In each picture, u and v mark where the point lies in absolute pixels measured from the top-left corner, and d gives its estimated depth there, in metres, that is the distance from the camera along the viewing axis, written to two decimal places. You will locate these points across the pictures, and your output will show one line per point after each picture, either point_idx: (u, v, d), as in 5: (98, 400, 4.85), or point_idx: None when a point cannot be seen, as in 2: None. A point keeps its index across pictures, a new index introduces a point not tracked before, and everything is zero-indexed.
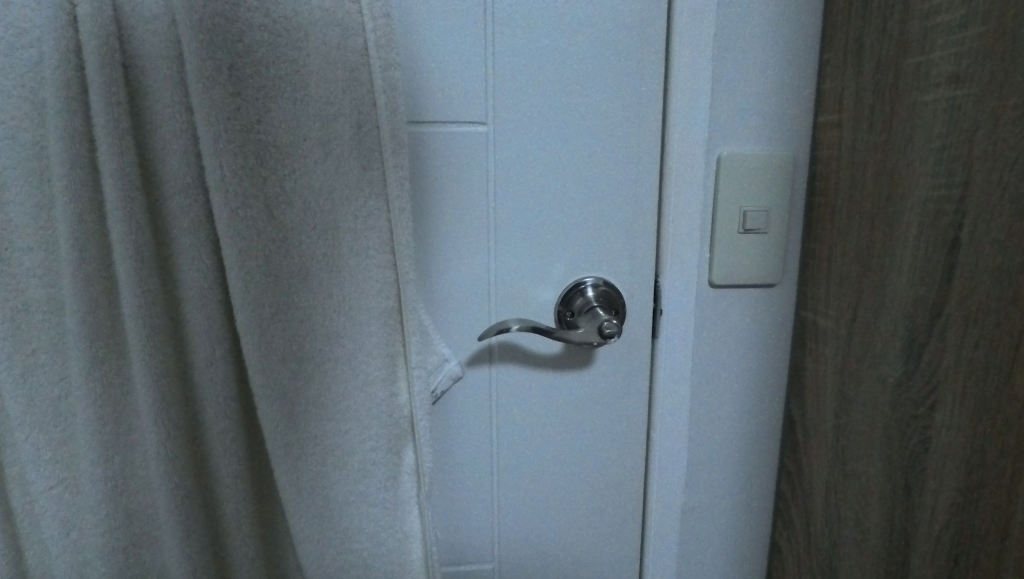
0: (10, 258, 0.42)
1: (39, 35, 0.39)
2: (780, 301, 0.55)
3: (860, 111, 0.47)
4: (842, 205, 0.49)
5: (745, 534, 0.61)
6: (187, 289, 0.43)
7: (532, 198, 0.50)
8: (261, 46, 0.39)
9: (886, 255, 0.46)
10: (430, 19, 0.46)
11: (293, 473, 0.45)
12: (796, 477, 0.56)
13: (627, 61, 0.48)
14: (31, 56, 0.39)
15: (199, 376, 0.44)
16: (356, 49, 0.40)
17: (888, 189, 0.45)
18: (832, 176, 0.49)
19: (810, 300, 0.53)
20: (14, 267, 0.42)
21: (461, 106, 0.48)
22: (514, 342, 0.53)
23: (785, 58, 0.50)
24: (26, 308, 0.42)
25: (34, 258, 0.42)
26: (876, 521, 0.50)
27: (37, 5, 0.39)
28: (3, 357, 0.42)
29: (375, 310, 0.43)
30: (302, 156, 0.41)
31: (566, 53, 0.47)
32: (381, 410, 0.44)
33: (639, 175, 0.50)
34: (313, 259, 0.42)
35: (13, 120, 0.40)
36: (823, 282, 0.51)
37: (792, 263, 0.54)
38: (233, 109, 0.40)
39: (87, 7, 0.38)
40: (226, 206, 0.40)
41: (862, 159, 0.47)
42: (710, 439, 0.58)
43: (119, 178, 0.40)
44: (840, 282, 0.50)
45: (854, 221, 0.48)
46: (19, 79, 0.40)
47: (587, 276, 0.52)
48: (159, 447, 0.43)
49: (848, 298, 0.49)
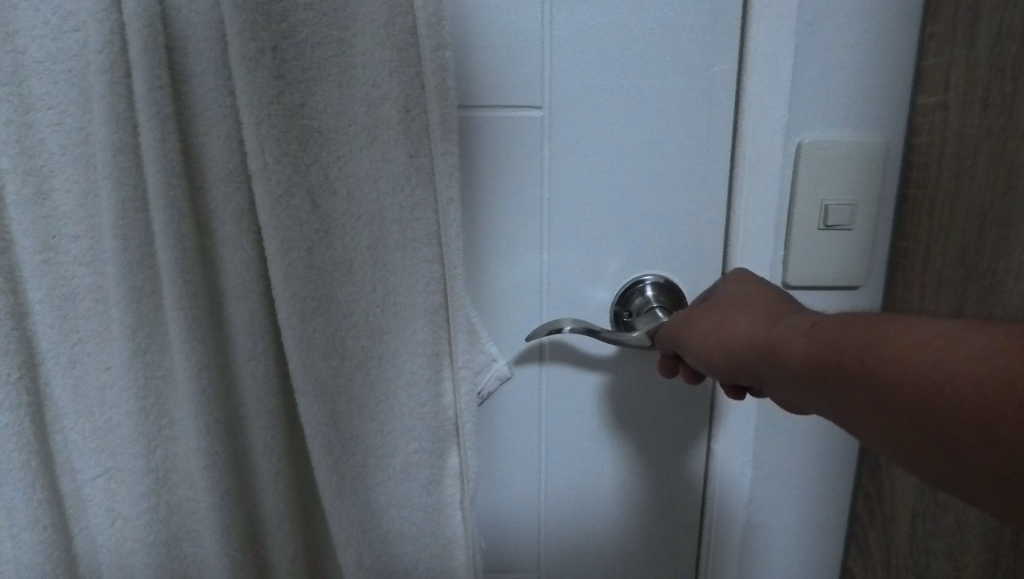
0: (56, 246, 0.41)
1: (84, 17, 0.38)
2: (862, 304, 0.50)
3: (966, 96, 0.42)
4: (943, 198, 0.44)
5: (811, 553, 0.57)
6: (229, 280, 0.41)
7: (589, 189, 0.47)
8: (306, 25, 0.38)
9: (999, 256, 0.42)
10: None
11: (334, 474, 0.43)
12: (875, 499, 0.52)
13: (697, 41, 0.44)
14: (77, 40, 0.39)
15: (240, 370, 0.43)
16: (405, 28, 0.37)
17: (1005, 181, 0.41)
18: (931, 166, 0.45)
19: (899, 304, 0.49)
20: (60, 255, 0.41)
21: (516, 90, 0.45)
22: (568, 341, 0.50)
23: (876, 33, 0.45)
24: (73, 297, 0.42)
25: (80, 246, 0.41)
26: (975, 547, 0.46)
27: None
28: (53, 345, 0.42)
29: (420, 305, 0.41)
30: (348, 142, 0.39)
31: (630, 31, 0.44)
32: (425, 410, 0.42)
33: (707, 164, 0.46)
34: (357, 250, 0.40)
35: (60, 105, 0.39)
36: (917, 287, 0.47)
37: (878, 263, 0.49)
38: (277, 92, 0.38)
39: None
40: (270, 195, 0.39)
41: (972, 147, 0.42)
42: (778, 453, 0.53)
43: (162, 165, 0.38)
44: (936, 285, 0.46)
45: (959, 217, 0.44)
46: (66, 63, 0.39)
47: (647, 274, 0.48)
48: (200, 441, 0.42)
49: (949, 305, 0.45)
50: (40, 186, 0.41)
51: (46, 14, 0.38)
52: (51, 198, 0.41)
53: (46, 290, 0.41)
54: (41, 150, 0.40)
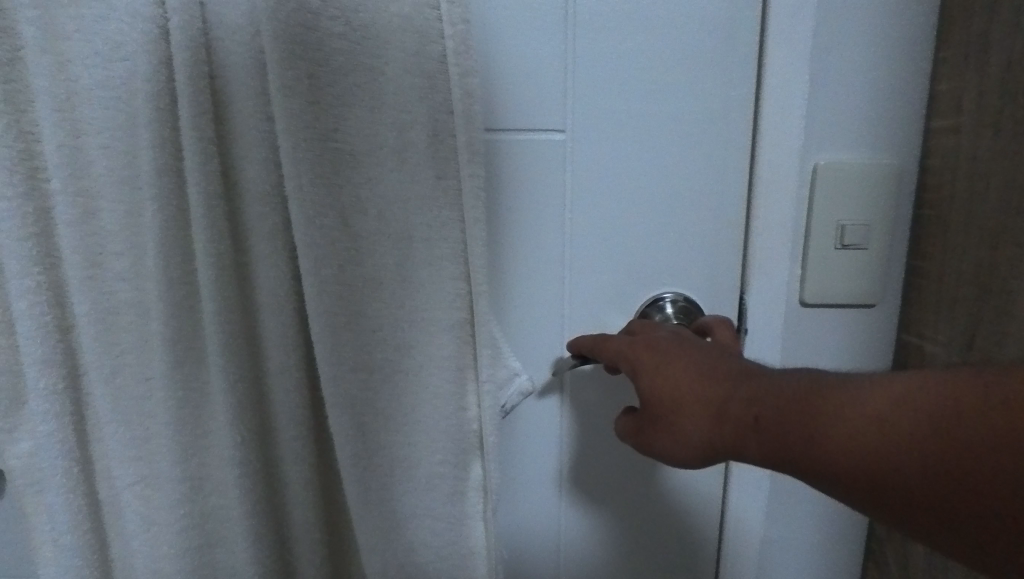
0: (101, 262, 0.43)
1: (131, 46, 0.40)
2: (877, 321, 0.51)
3: (980, 120, 0.43)
4: (957, 219, 0.45)
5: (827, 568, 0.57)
6: (263, 294, 0.43)
7: (609, 209, 0.48)
8: (340, 54, 0.39)
9: (1011, 276, 0.43)
10: (508, 25, 0.45)
11: (361, 484, 0.44)
12: None
13: (714, 66, 0.45)
14: (125, 68, 0.41)
15: (272, 382, 0.44)
16: (435, 56, 0.39)
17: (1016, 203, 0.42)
18: (945, 187, 0.46)
19: (915, 321, 0.49)
20: (104, 271, 0.43)
21: (539, 114, 0.46)
22: (587, 358, 0.51)
23: (889, 59, 0.46)
24: (115, 310, 0.44)
25: (122, 263, 0.43)
26: None
27: (130, 18, 0.40)
28: (94, 356, 0.44)
29: (447, 320, 0.42)
30: (377, 165, 0.41)
31: (649, 57, 0.45)
32: (448, 423, 0.43)
33: (726, 184, 0.47)
34: (386, 268, 0.42)
35: (108, 130, 0.42)
36: (932, 304, 0.48)
37: (892, 281, 0.50)
38: (312, 117, 0.40)
39: (177, 20, 0.39)
40: (304, 215, 0.40)
41: (983, 169, 0.43)
42: None
43: (203, 187, 0.40)
44: (950, 305, 0.46)
45: (972, 237, 0.45)
46: (113, 90, 0.41)
47: (666, 291, 0.50)
48: (234, 450, 0.44)
49: (962, 324, 0.46)
50: (87, 205, 0.43)
51: (98, 44, 0.40)
52: (97, 218, 0.43)
53: (90, 303, 0.43)
54: (90, 171, 0.42)
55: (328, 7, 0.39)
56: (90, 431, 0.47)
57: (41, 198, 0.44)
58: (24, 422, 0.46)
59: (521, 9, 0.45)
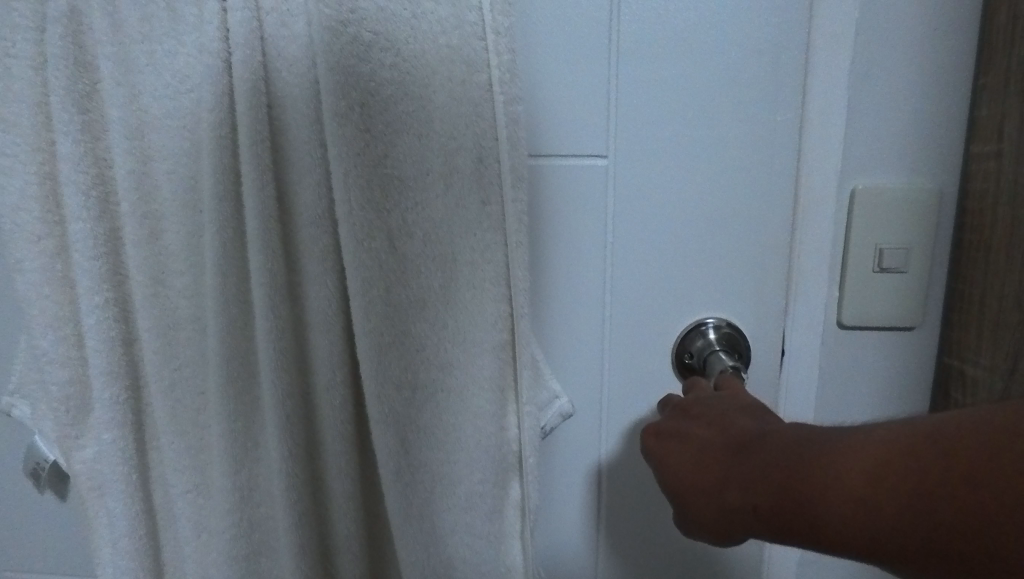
0: (163, 280, 0.46)
1: (197, 79, 0.43)
2: (918, 344, 0.51)
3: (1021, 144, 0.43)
4: (1001, 241, 0.45)
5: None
6: (313, 313, 0.45)
7: (648, 231, 0.49)
8: (390, 84, 0.42)
9: None
10: (551, 54, 0.47)
11: (403, 498, 0.45)
12: None
13: (756, 92, 0.46)
14: (191, 99, 0.44)
15: (320, 397, 0.46)
16: (480, 84, 0.41)
17: None
18: (988, 210, 0.45)
19: (957, 345, 0.48)
20: (166, 288, 0.47)
21: (581, 140, 0.48)
22: (624, 377, 0.52)
23: (926, 83, 0.46)
24: (174, 326, 0.47)
25: (184, 281, 0.46)
26: None
27: (198, 54, 0.43)
28: (155, 368, 0.47)
29: (486, 343, 0.44)
30: (424, 190, 0.43)
31: (691, 83, 0.46)
32: (488, 441, 0.44)
33: (769, 206, 0.47)
34: (432, 289, 0.43)
35: (175, 157, 0.45)
36: (974, 327, 0.47)
37: (934, 304, 0.50)
38: (363, 145, 0.42)
39: (241, 55, 0.42)
40: (353, 238, 0.43)
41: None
42: None
43: (260, 210, 0.43)
44: (993, 327, 0.46)
45: (1016, 260, 0.44)
46: (180, 120, 0.44)
47: (703, 313, 0.50)
48: (281, 463, 0.46)
49: (1007, 348, 0.45)
50: (154, 227, 0.46)
51: (167, 78, 0.44)
52: (161, 239, 0.46)
53: (154, 318, 0.47)
54: (156, 195, 0.46)
55: (380, 40, 0.41)
56: (148, 438, 0.51)
57: (113, 219, 0.47)
58: (90, 431, 0.49)
59: (562, 38, 0.47)
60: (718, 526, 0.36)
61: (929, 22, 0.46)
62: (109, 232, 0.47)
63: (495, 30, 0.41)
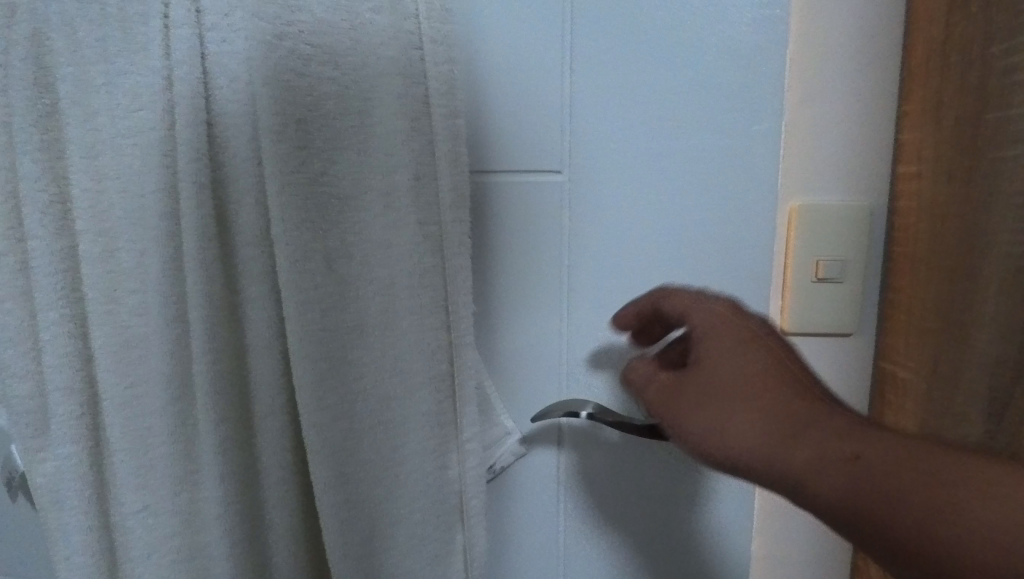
0: (117, 297, 0.46)
1: (141, 96, 0.44)
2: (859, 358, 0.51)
3: (942, 161, 0.45)
4: (921, 253, 0.47)
5: None
6: (253, 334, 0.46)
7: (596, 244, 0.49)
8: (330, 98, 0.42)
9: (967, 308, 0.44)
10: (498, 61, 0.47)
11: (341, 528, 0.45)
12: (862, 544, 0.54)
13: (705, 109, 0.47)
14: (144, 117, 0.44)
15: (263, 417, 0.47)
16: (418, 97, 0.42)
17: (972, 239, 0.43)
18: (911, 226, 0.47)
19: (888, 352, 0.50)
20: (118, 306, 0.46)
21: (528, 153, 0.48)
22: (567, 397, 0.52)
23: (856, 97, 0.47)
24: (128, 343, 0.46)
25: (136, 298, 0.45)
26: None
27: (139, 71, 0.43)
28: (110, 385, 0.46)
29: (424, 369, 0.44)
30: (362, 209, 0.43)
31: (638, 98, 0.47)
32: (428, 463, 0.45)
33: (713, 219, 0.48)
34: (369, 312, 0.43)
35: (123, 174, 0.45)
36: (902, 335, 0.49)
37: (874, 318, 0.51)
38: (299, 162, 0.42)
39: (183, 72, 0.43)
40: (289, 257, 0.42)
41: (943, 207, 0.45)
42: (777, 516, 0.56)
43: (198, 231, 0.44)
44: (919, 333, 0.47)
45: (935, 270, 0.46)
46: (130, 136, 0.44)
47: (646, 334, 0.50)
48: (218, 484, 0.46)
49: (929, 352, 0.47)
50: (110, 245, 0.45)
51: (118, 97, 0.44)
52: (116, 256, 0.45)
53: (105, 337, 0.46)
54: (110, 214, 0.45)
55: (319, 53, 0.41)
56: (103, 455, 0.51)
57: (72, 237, 0.47)
58: (45, 445, 0.50)
59: (505, 49, 0.47)
60: (749, 440, 0.36)
61: (862, 38, 0.47)
62: (70, 250, 0.47)
63: (433, 40, 0.41)
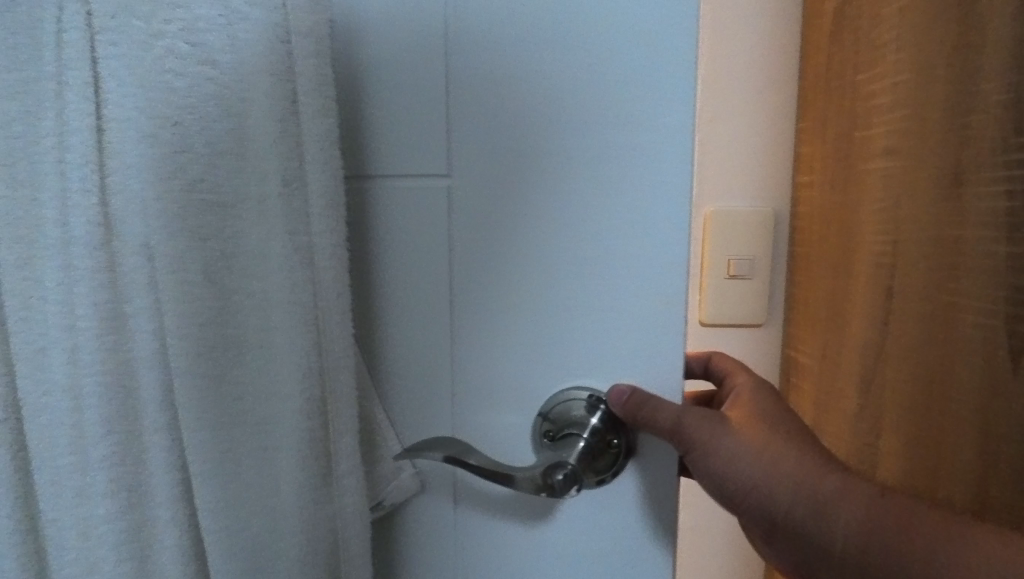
0: (32, 304, 0.44)
1: (38, 98, 0.42)
2: None
3: None
4: None
5: None
6: (141, 346, 0.44)
7: (488, 246, 0.47)
8: (208, 100, 0.40)
9: None
10: (387, 58, 0.46)
11: (224, 542, 0.44)
12: None
13: (603, 98, 0.44)
14: (40, 121, 0.42)
15: (156, 430, 0.46)
16: (286, 96, 0.40)
17: None
18: None
19: None
20: (28, 316, 0.44)
21: (414, 158, 0.47)
22: (463, 434, 0.50)
23: None
24: (29, 353, 0.45)
25: (34, 307, 0.44)
26: None
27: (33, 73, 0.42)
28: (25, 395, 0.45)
29: (294, 386, 0.42)
30: (241, 218, 0.41)
31: (537, 89, 0.44)
32: (304, 482, 0.43)
33: (613, 218, 0.45)
34: (248, 327, 0.42)
35: (23, 178, 0.43)
36: None
37: None
38: (177, 167, 0.40)
39: (71, 73, 0.41)
40: (172, 271, 0.41)
41: None
42: None
43: (86, 239, 0.42)
44: None
45: None
46: (30, 142, 0.42)
47: (545, 350, 0.48)
48: (109, 496, 0.46)
49: None
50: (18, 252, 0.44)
51: (21, 100, 0.42)
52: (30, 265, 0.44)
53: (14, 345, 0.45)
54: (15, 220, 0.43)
55: (190, 52, 0.40)
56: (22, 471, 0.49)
57: None
58: None
59: (397, 45, 0.46)
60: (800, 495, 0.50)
61: None
62: None
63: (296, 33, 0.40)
